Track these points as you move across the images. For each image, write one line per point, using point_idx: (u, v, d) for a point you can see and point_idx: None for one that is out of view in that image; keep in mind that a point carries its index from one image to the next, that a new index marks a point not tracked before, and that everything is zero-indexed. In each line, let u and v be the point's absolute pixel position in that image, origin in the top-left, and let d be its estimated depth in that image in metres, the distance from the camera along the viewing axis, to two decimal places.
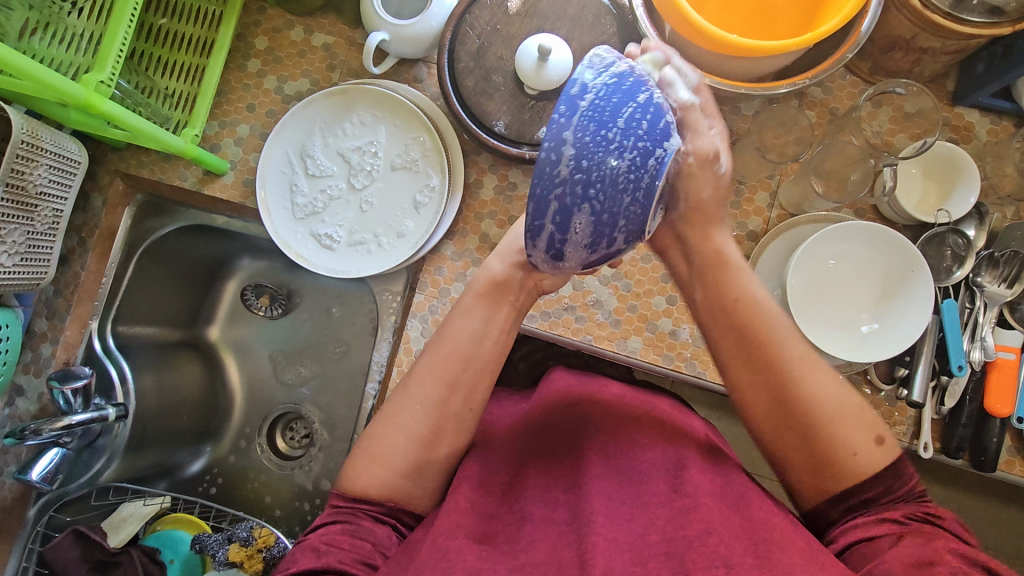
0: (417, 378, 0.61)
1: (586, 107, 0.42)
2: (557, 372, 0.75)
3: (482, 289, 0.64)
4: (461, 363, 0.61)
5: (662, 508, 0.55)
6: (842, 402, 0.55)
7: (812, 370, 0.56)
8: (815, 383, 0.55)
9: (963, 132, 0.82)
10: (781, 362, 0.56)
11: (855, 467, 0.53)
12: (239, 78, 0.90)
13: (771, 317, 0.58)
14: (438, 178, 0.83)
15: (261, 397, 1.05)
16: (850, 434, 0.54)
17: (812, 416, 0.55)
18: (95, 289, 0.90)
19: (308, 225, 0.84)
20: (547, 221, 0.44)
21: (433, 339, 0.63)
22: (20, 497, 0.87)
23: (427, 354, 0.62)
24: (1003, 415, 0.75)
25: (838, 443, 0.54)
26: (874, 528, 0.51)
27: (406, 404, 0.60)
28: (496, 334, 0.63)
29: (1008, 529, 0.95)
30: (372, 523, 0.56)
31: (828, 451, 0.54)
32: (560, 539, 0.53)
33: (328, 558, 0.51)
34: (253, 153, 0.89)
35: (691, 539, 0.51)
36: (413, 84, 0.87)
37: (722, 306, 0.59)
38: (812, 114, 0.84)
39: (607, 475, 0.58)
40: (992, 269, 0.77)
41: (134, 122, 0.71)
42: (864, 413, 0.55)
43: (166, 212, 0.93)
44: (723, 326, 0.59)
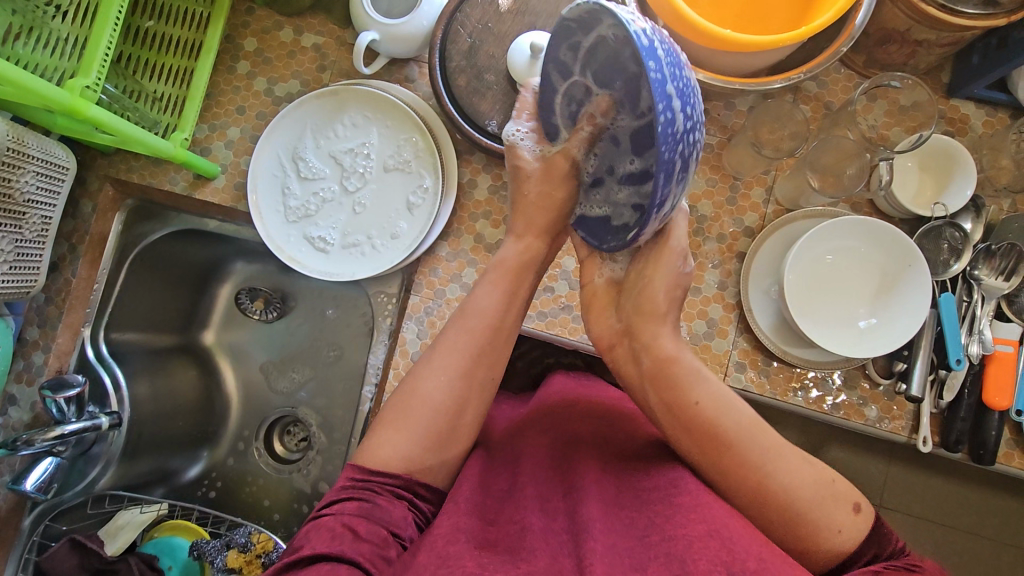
0: (441, 352, 0.61)
1: (663, 60, 0.44)
2: (555, 376, 0.76)
3: (510, 267, 0.67)
4: (490, 334, 0.63)
5: (663, 507, 0.54)
6: (818, 476, 0.54)
7: (780, 458, 0.55)
8: (785, 470, 0.54)
9: (959, 125, 0.82)
10: (750, 453, 0.55)
11: (841, 543, 0.52)
12: (228, 80, 0.89)
13: (729, 418, 0.57)
14: (432, 178, 0.82)
15: (258, 401, 1.04)
16: (829, 511, 0.52)
17: (794, 504, 0.53)
18: (87, 295, 0.89)
19: (302, 228, 0.84)
20: (671, 184, 0.48)
21: (457, 311, 0.64)
22: (15, 507, 0.86)
23: (453, 324, 0.63)
24: (1002, 408, 0.75)
25: (818, 521, 0.52)
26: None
27: (431, 378, 0.60)
28: (515, 309, 0.65)
29: (1009, 521, 0.95)
30: (389, 500, 0.55)
31: (810, 528, 0.52)
32: (561, 549, 0.51)
33: (343, 545, 0.50)
34: (244, 156, 0.88)
35: (691, 539, 0.50)
36: (404, 84, 0.86)
37: (680, 411, 0.58)
38: (807, 109, 0.83)
39: (602, 480, 0.59)
40: (989, 261, 0.77)
41: (121, 126, 0.70)
42: (839, 484, 0.54)
43: (157, 217, 0.92)
44: (687, 430, 0.58)
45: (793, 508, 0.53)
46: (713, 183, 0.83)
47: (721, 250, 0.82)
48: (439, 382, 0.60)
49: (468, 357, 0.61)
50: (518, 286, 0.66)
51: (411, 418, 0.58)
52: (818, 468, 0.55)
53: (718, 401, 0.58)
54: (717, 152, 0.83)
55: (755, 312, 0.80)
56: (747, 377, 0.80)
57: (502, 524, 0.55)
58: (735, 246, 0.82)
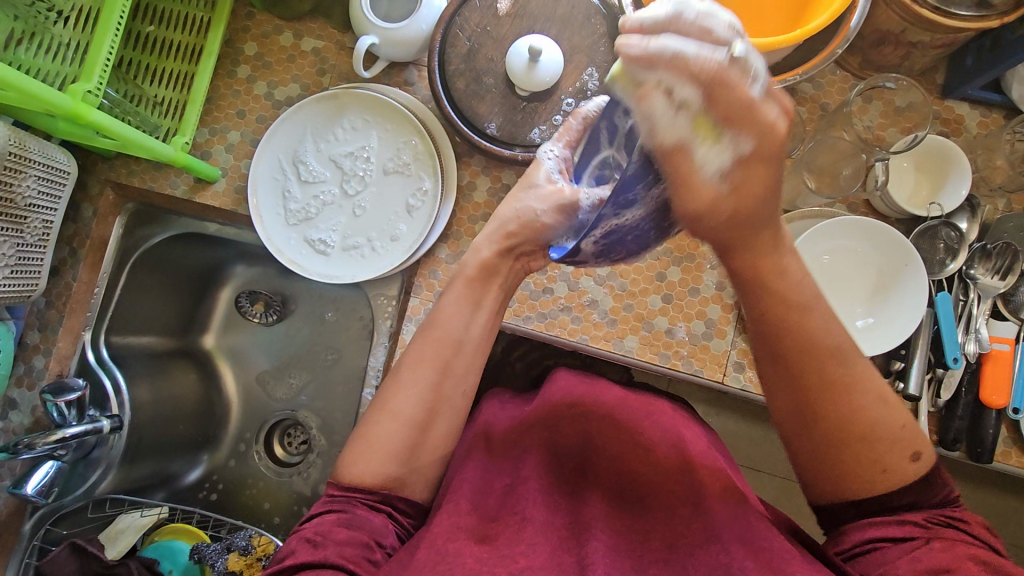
0: (409, 366, 0.60)
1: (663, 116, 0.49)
2: (560, 372, 0.74)
3: (472, 274, 0.64)
4: (451, 349, 0.61)
5: (664, 515, 0.57)
6: (888, 416, 0.54)
7: (866, 383, 0.54)
8: (866, 401, 0.53)
9: (954, 125, 0.82)
10: (836, 376, 0.53)
11: (885, 481, 0.53)
12: (228, 84, 0.89)
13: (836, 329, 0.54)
14: (431, 181, 0.82)
15: (258, 404, 1.05)
16: (884, 450, 0.53)
17: (858, 433, 0.53)
18: (87, 299, 0.88)
19: (301, 231, 0.84)
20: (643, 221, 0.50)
21: (424, 324, 0.62)
22: (16, 512, 0.86)
23: (420, 337, 0.61)
24: (999, 406, 0.75)
25: (869, 458, 0.53)
26: (892, 528, 0.51)
27: (401, 393, 0.59)
28: (486, 316, 0.64)
29: (1007, 518, 0.96)
30: (368, 511, 0.55)
31: (857, 462, 0.53)
32: (560, 544, 0.52)
33: (325, 551, 0.50)
34: (245, 159, 0.88)
35: (693, 548, 0.53)
36: (404, 87, 0.87)
37: (784, 316, 0.53)
38: (803, 110, 0.84)
39: (607, 486, 0.61)
40: (985, 261, 0.77)
41: (122, 131, 0.70)
42: (905, 431, 0.53)
43: (157, 221, 0.93)
44: (785, 336, 0.54)
45: (857, 435, 0.53)
46: None
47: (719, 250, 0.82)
48: (412, 396, 0.59)
49: (432, 370, 0.60)
50: (485, 292, 0.64)
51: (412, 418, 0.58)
52: (894, 410, 0.54)
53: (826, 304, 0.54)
54: None
55: None
56: (746, 376, 0.80)
57: (504, 519, 0.55)
58: None
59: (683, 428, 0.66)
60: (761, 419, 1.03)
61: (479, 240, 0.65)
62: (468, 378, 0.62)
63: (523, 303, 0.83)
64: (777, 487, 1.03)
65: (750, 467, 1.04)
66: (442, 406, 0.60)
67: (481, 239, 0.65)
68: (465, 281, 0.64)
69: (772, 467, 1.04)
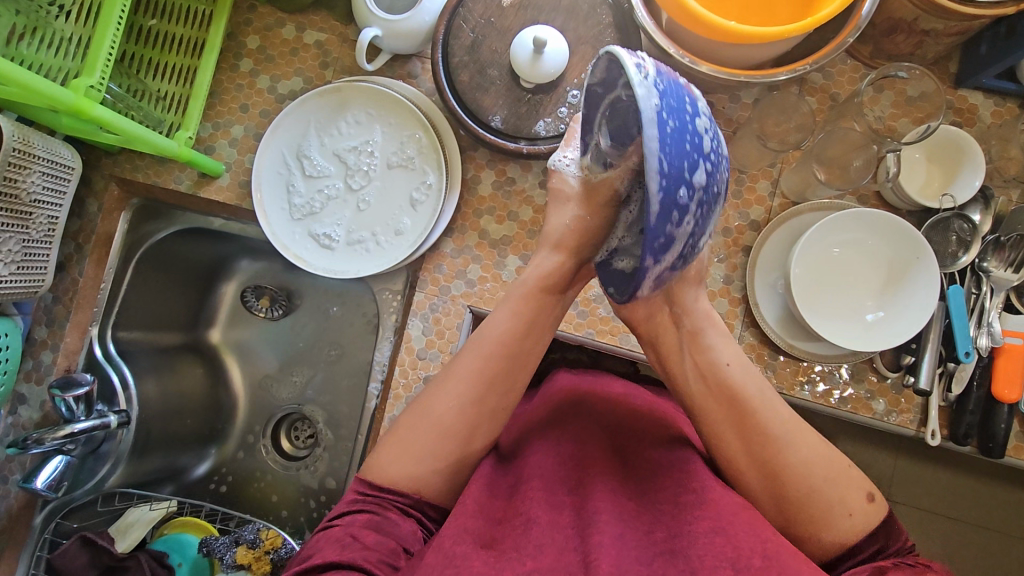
0: (454, 371, 0.61)
1: (668, 163, 0.43)
2: (560, 373, 0.76)
3: (531, 288, 0.64)
4: (507, 357, 0.61)
5: (668, 504, 0.56)
6: (833, 459, 0.55)
7: (801, 433, 0.56)
8: (803, 448, 0.55)
9: (967, 115, 0.81)
10: (767, 431, 0.56)
11: (852, 526, 0.53)
12: (231, 79, 0.89)
13: (754, 390, 0.57)
14: (435, 175, 0.81)
15: (264, 398, 1.05)
16: (842, 491, 0.54)
17: (811, 486, 0.54)
18: (93, 295, 0.89)
19: (306, 226, 0.84)
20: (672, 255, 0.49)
21: (474, 335, 0.63)
22: (28, 505, 0.87)
23: (467, 351, 0.62)
24: (1011, 401, 0.74)
25: (836, 504, 0.53)
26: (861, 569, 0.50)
27: (439, 396, 0.60)
28: (536, 333, 0.64)
29: (1017, 512, 0.95)
30: (400, 516, 0.56)
31: (823, 510, 0.53)
32: (566, 545, 0.52)
33: (353, 553, 0.51)
34: (249, 154, 0.88)
35: (697, 535, 0.50)
36: (407, 80, 0.86)
37: (712, 376, 0.59)
38: (813, 101, 0.83)
39: (610, 478, 0.59)
40: (998, 253, 0.76)
41: (126, 126, 0.70)
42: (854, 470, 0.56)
43: (163, 216, 0.93)
44: (714, 398, 0.58)
45: (808, 485, 0.54)
46: None
47: (727, 243, 0.82)
48: (444, 400, 0.59)
49: (465, 386, 0.59)
50: (541, 311, 0.64)
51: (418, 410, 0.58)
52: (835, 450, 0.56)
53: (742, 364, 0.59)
54: None
55: (761, 306, 0.79)
56: None
57: (510, 520, 0.55)
58: (741, 239, 0.82)
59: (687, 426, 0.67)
60: None
61: (542, 257, 0.66)
62: (514, 384, 0.62)
63: None
64: None
65: None
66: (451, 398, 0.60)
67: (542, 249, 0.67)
68: None
69: None
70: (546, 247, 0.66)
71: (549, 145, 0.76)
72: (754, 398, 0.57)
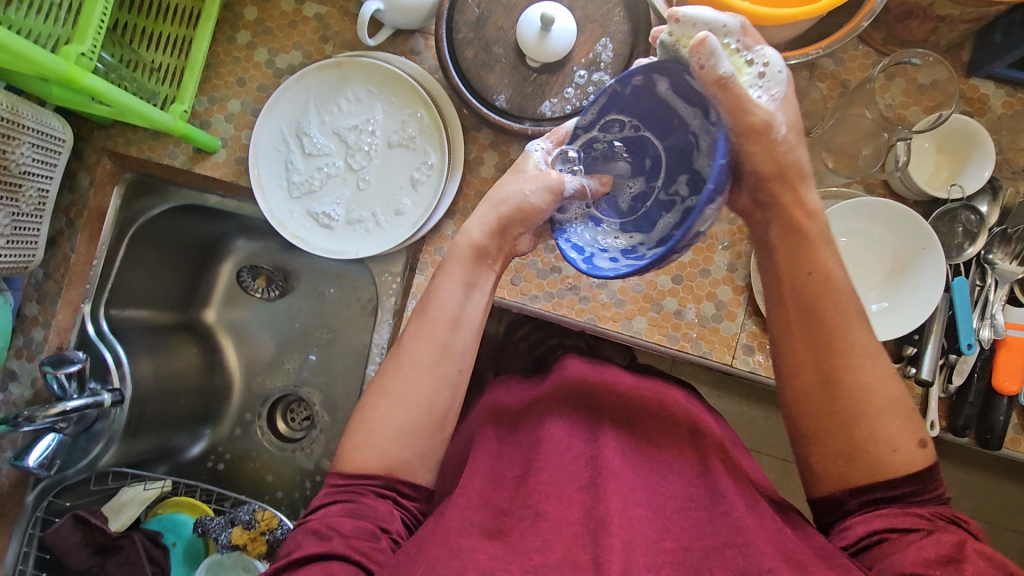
0: (407, 351, 0.59)
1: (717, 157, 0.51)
2: (569, 359, 0.71)
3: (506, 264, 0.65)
4: (450, 328, 0.60)
5: (679, 515, 0.56)
6: (897, 396, 0.54)
7: (874, 360, 0.54)
8: (877, 373, 0.54)
9: (978, 105, 0.80)
10: (850, 339, 0.55)
11: (893, 463, 0.52)
12: (227, 51, 0.86)
13: (845, 303, 0.55)
14: (437, 155, 0.80)
15: (259, 379, 1.04)
16: (892, 428, 0.53)
17: (869, 408, 0.53)
18: (85, 272, 0.87)
19: (305, 204, 0.82)
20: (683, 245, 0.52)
21: (416, 311, 0.61)
22: (18, 484, 0.86)
23: (416, 323, 0.60)
24: (1012, 393, 0.74)
25: (879, 438, 0.53)
26: (900, 518, 0.50)
27: (420, 380, 0.58)
28: (480, 295, 0.63)
29: (1006, 503, 0.96)
30: (373, 499, 0.55)
31: (865, 437, 0.53)
32: (576, 541, 0.53)
33: (331, 543, 0.51)
34: (245, 130, 0.86)
35: (706, 551, 0.52)
36: (409, 57, 0.84)
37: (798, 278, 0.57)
38: (823, 87, 0.81)
39: (626, 475, 0.57)
40: (1005, 246, 0.75)
41: (118, 97, 0.68)
42: (914, 414, 0.54)
43: (157, 192, 0.90)
44: (794, 303, 0.57)
45: (859, 410, 0.53)
46: None
47: (733, 230, 0.80)
48: (417, 383, 0.58)
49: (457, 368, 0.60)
50: (481, 267, 0.63)
51: (411, 392, 0.58)
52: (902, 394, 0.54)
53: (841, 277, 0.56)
54: None
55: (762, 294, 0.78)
56: (755, 360, 0.79)
57: (516, 513, 0.56)
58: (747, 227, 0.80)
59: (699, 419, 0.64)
60: (767, 401, 1.01)
61: (472, 223, 0.63)
62: (464, 358, 0.61)
63: (529, 281, 0.82)
64: (776, 469, 1.02)
65: (753, 449, 1.02)
66: (449, 382, 0.59)
67: (472, 220, 0.63)
68: (460, 259, 0.62)
69: (774, 448, 1.02)
70: (484, 211, 0.63)
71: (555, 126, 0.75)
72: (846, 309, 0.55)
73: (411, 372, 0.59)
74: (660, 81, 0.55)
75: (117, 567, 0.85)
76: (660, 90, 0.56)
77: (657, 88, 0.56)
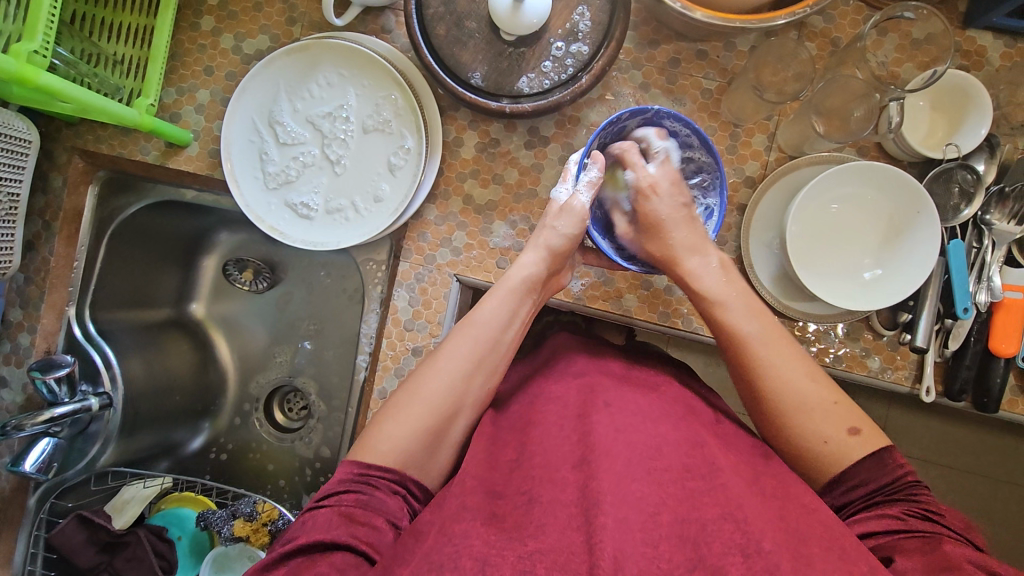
0: (446, 354, 0.61)
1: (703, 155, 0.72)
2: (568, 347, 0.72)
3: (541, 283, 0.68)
4: (489, 346, 0.62)
5: (673, 485, 0.52)
6: (818, 394, 0.56)
7: (783, 370, 0.57)
8: (788, 379, 0.57)
9: (975, 58, 0.76)
10: (753, 357, 0.58)
11: (828, 456, 0.55)
12: (192, 38, 0.83)
13: (744, 310, 0.61)
14: (414, 139, 0.77)
15: (254, 371, 1.03)
16: (818, 423, 0.55)
17: (787, 411, 0.56)
18: (67, 274, 0.87)
19: (282, 195, 0.80)
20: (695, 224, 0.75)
21: (463, 320, 0.64)
22: (19, 488, 0.87)
23: (461, 330, 0.63)
24: (1008, 355, 0.72)
25: (805, 431, 0.56)
26: (868, 522, 0.52)
27: (436, 379, 0.59)
28: (520, 324, 0.66)
29: (1006, 457, 0.96)
30: (386, 494, 0.55)
31: (799, 435, 0.56)
32: (570, 522, 0.50)
33: (336, 532, 0.51)
34: (217, 121, 0.83)
35: (705, 523, 0.49)
36: (381, 35, 0.81)
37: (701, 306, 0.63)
38: (812, 46, 0.78)
39: (620, 451, 0.54)
40: (1001, 205, 0.73)
41: (79, 95, 0.65)
42: (838, 407, 0.56)
43: (133, 189, 0.88)
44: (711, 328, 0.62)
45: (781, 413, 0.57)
46: (713, 131, 0.80)
47: None
48: (443, 379, 0.59)
49: (471, 360, 0.61)
50: (520, 278, 0.66)
51: (427, 386, 0.59)
52: (824, 386, 0.57)
53: (733, 305, 0.61)
54: (716, 98, 0.80)
55: (756, 266, 0.77)
56: None
57: (511, 498, 0.55)
58: (735, 197, 0.79)
59: (691, 403, 0.64)
60: None
61: (526, 259, 0.68)
62: (494, 374, 0.63)
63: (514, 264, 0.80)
64: None
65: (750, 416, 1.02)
66: (457, 369, 0.60)
67: (528, 252, 0.69)
68: (510, 288, 0.65)
69: None
70: (532, 249, 0.68)
71: (533, 102, 0.72)
72: (741, 334, 0.59)
73: (438, 373, 0.60)
74: (632, 124, 0.71)
75: (125, 563, 0.87)
76: (630, 133, 0.72)
77: (625, 134, 0.72)
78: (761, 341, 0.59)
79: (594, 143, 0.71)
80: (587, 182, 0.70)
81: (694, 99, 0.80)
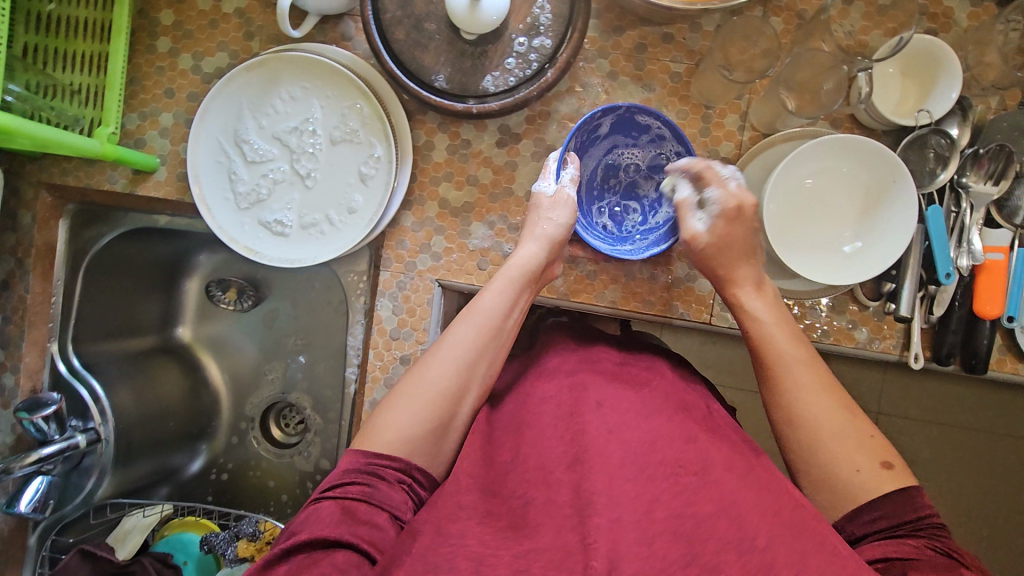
0: (448, 344, 0.61)
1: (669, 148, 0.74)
2: (556, 346, 0.72)
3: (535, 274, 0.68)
4: (492, 333, 0.62)
5: (665, 485, 0.51)
6: (853, 428, 0.55)
7: (817, 397, 0.56)
8: (820, 406, 0.56)
9: (942, 19, 0.76)
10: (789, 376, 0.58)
11: (858, 485, 0.52)
12: (150, 61, 0.81)
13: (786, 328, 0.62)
14: (383, 146, 0.76)
15: (246, 390, 1.03)
16: (852, 454, 0.53)
17: (816, 436, 0.55)
18: (46, 310, 0.86)
19: (254, 214, 0.79)
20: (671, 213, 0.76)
21: (467, 308, 0.63)
22: (18, 528, 0.87)
23: (460, 320, 0.62)
24: (993, 317, 0.73)
25: (838, 457, 0.53)
26: (894, 548, 0.49)
27: (436, 366, 0.60)
28: (520, 313, 0.65)
29: (1004, 413, 0.97)
30: (390, 486, 0.55)
31: (826, 464, 0.54)
32: (564, 522, 0.50)
33: (341, 529, 0.50)
34: (183, 143, 0.82)
35: (700, 519, 0.49)
36: (341, 43, 0.80)
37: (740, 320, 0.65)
38: (778, 21, 0.77)
39: (615, 451, 0.54)
40: (977, 167, 0.73)
41: (35, 131, 0.63)
42: (874, 440, 0.54)
43: (104, 219, 0.87)
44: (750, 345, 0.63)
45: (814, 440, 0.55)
46: (684, 115, 0.79)
47: None
48: (446, 370, 0.59)
49: (473, 346, 0.61)
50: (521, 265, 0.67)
51: (429, 373, 0.59)
52: (859, 420, 0.55)
53: (771, 324, 0.62)
54: (686, 80, 0.79)
55: None
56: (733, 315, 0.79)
57: (507, 497, 0.55)
58: None
59: (684, 396, 0.64)
60: None
61: (525, 249, 0.68)
62: (494, 366, 0.63)
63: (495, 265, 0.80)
64: None
65: (747, 393, 1.02)
66: (457, 359, 0.60)
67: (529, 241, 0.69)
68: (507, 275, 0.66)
69: None
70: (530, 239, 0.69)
71: (499, 101, 0.71)
72: (781, 353, 0.60)
73: (439, 361, 0.60)
74: (605, 122, 0.74)
75: None
76: (603, 130, 0.75)
77: (598, 131, 0.75)
78: (799, 361, 0.59)
79: (569, 143, 0.73)
80: (569, 178, 0.72)
81: (663, 83, 0.79)
